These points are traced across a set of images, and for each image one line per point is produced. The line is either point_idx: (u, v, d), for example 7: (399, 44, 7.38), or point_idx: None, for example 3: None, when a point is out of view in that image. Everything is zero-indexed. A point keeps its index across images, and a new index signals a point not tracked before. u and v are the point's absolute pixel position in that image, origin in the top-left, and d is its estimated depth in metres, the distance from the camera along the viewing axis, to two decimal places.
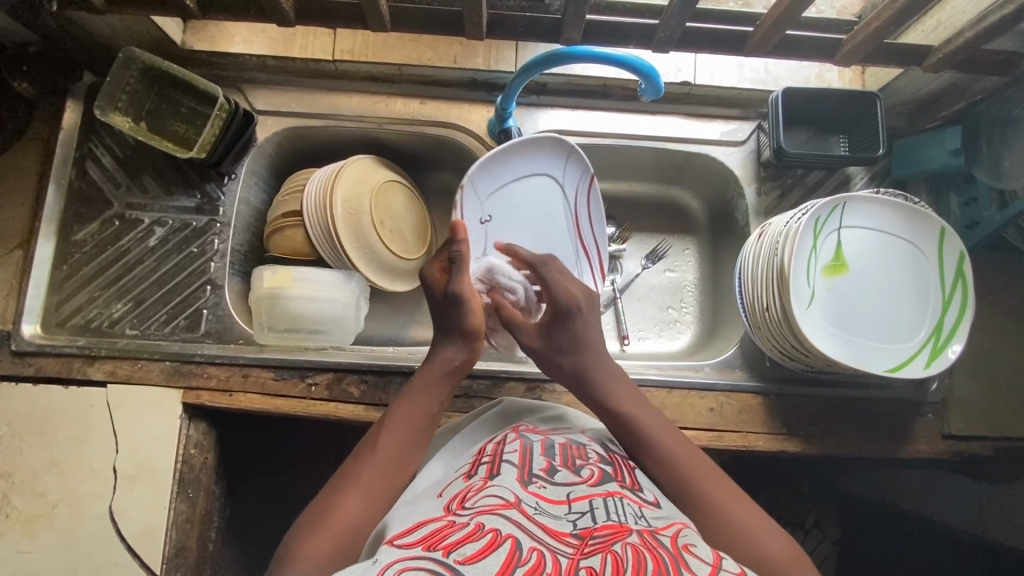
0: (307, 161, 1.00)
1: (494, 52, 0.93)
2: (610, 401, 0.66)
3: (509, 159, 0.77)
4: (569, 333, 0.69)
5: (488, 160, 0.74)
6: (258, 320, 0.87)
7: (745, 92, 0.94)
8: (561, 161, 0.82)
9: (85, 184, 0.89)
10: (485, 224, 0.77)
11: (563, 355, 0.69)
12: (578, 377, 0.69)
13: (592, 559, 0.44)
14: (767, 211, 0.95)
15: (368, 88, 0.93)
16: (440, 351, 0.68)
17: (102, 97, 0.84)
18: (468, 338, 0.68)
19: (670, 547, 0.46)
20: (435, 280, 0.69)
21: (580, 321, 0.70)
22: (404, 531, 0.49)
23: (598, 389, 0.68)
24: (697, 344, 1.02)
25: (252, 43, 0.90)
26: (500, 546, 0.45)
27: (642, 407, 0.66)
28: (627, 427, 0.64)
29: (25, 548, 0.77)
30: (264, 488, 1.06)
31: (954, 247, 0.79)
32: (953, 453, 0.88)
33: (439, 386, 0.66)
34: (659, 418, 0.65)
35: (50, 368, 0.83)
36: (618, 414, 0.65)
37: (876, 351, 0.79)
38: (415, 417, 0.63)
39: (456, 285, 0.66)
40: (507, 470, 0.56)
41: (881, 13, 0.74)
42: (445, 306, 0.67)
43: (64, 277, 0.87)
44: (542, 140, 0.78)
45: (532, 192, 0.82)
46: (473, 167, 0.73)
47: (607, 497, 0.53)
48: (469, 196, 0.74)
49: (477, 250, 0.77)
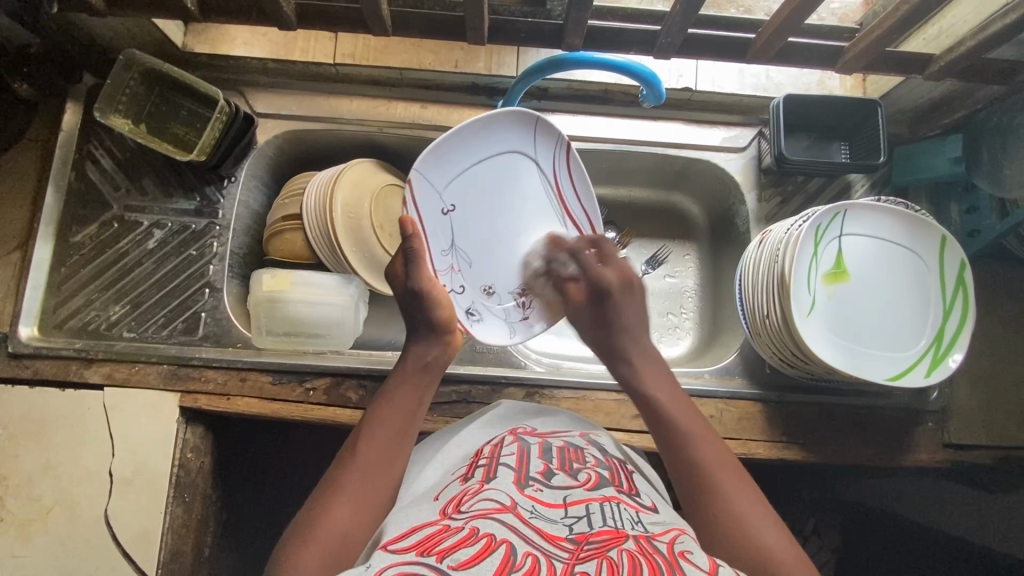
0: (307, 164, 1.00)
1: (495, 57, 0.93)
2: (633, 379, 0.69)
3: (464, 141, 0.75)
4: (602, 310, 0.72)
5: (437, 150, 0.73)
6: (257, 323, 0.87)
7: (746, 98, 0.94)
8: (531, 134, 0.80)
9: (84, 186, 0.89)
10: (450, 214, 0.76)
11: (595, 331, 0.73)
12: (609, 352, 0.72)
13: (587, 564, 0.44)
14: (767, 218, 0.94)
15: (369, 92, 0.93)
16: (410, 348, 0.68)
17: (103, 99, 0.84)
18: (435, 332, 0.69)
19: (667, 554, 0.46)
20: (396, 276, 0.70)
21: (614, 301, 0.71)
22: (398, 535, 0.49)
23: (626, 366, 0.70)
24: (696, 350, 1.01)
25: (253, 45, 0.91)
26: (495, 550, 0.44)
27: (670, 392, 0.66)
28: (655, 414, 0.65)
29: (20, 552, 0.77)
30: (261, 491, 1.06)
31: (954, 256, 0.80)
32: (953, 462, 0.88)
33: (415, 382, 0.66)
34: (684, 400, 0.66)
35: (47, 371, 0.82)
36: (648, 403, 0.66)
37: (877, 360, 0.79)
38: (398, 414, 0.63)
39: (415, 281, 0.67)
40: (504, 472, 0.56)
41: (883, 22, 0.73)
42: (408, 303, 0.69)
43: (63, 278, 0.87)
44: (499, 113, 0.76)
45: (504, 169, 0.80)
46: (423, 159, 0.72)
47: (604, 502, 0.53)
48: (423, 189, 0.73)
49: (443, 243, 0.76)
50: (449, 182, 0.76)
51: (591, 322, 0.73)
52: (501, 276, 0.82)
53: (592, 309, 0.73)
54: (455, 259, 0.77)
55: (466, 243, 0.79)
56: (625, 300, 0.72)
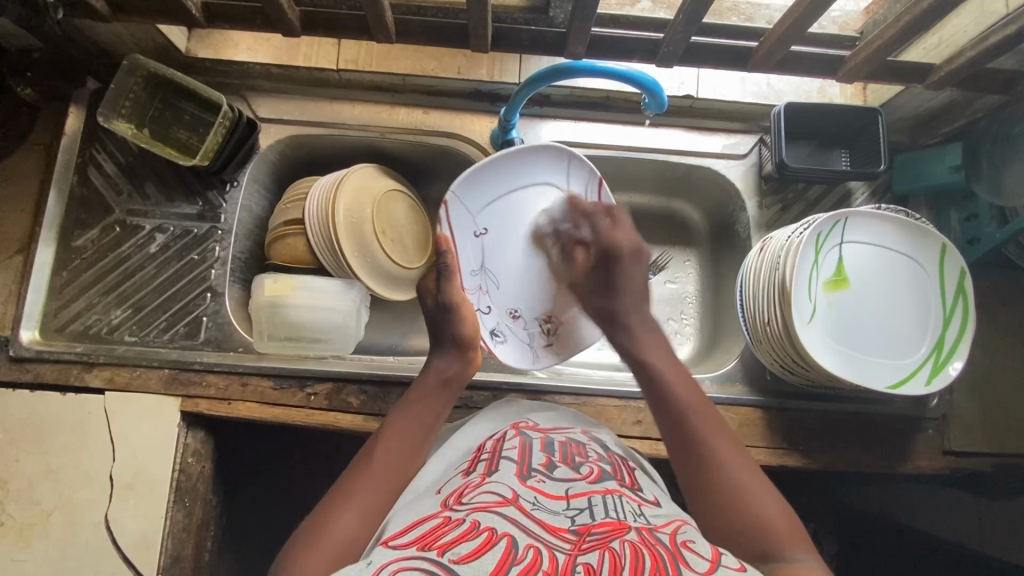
0: (309, 169, 1.00)
1: (498, 64, 0.93)
2: (635, 347, 0.70)
3: (501, 169, 0.82)
4: (608, 276, 0.75)
5: (471, 177, 0.81)
6: (258, 327, 0.87)
7: (747, 106, 0.95)
8: (565, 169, 0.84)
9: (86, 191, 0.89)
10: (481, 236, 0.84)
11: (599, 293, 0.75)
12: (610, 317, 0.74)
13: (589, 555, 0.44)
14: (767, 225, 0.95)
15: (371, 97, 0.93)
16: (431, 365, 0.69)
17: (106, 104, 0.84)
18: (460, 349, 0.70)
19: (668, 544, 0.46)
20: (428, 289, 0.73)
21: (624, 268, 0.74)
22: (400, 530, 0.49)
23: (625, 335, 0.72)
24: (697, 356, 1.01)
25: (256, 51, 0.91)
26: (496, 544, 0.44)
27: (667, 358, 0.69)
28: (651, 378, 0.67)
29: (19, 556, 0.77)
30: (260, 495, 1.05)
31: (954, 264, 0.80)
32: (953, 469, 0.88)
33: (435, 399, 0.66)
34: (680, 369, 0.68)
35: (47, 375, 0.82)
36: (643, 365, 0.68)
37: (878, 369, 0.79)
38: (413, 426, 0.63)
39: (445, 295, 0.71)
40: (505, 466, 0.56)
41: (884, 33, 0.74)
42: (436, 317, 0.72)
43: (64, 282, 0.87)
44: (535, 148, 0.82)
45: (541, 201, 0.85)
46: (457, 184, 0.80)
47: (607, 494, 0.53)
48: (457, 211, 0.81)
49: (473, 261, 0.84)
50: (482, 208, 0.83)
51: (593, 289, 0.76)
52: (526, 302, 0.88)
53: (598, 274, 0.76)
54: (483, 280, 0.85)
55: (495, 266, 0.86)
56: (633, 266, 0.75)
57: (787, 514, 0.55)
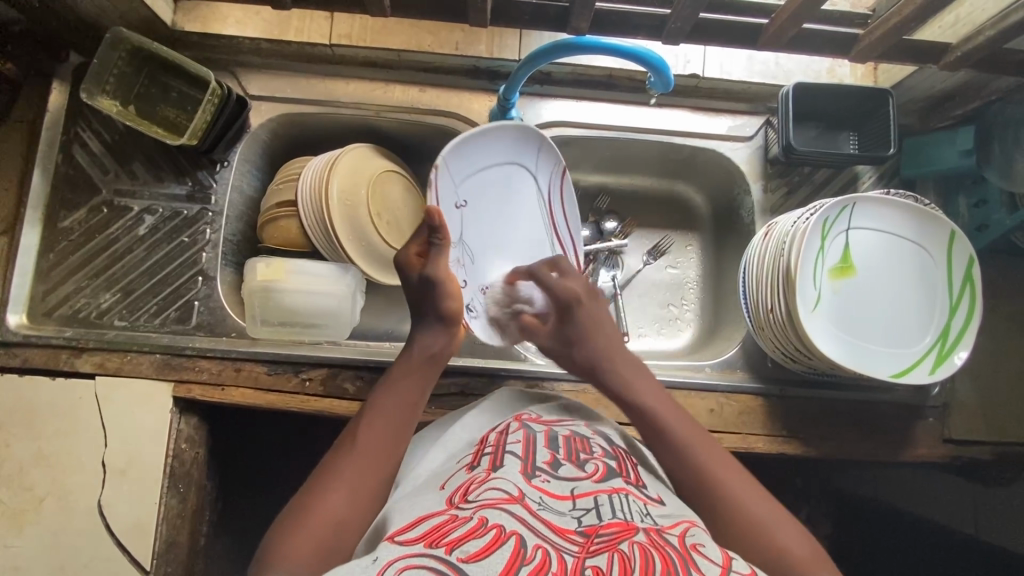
0: (302, 149, 0.97)
1: (497, 40, 0.89)
2: (621, 391, 0.65)
3: (471, 153, 0.76)
4: (573, 326, 0.68)
5: (460, 143, 0.74)
6: (251, 312, 0.84)
7: (755, 86, 0.92)
8: (533, 151, 0.82)
9: (72, 169, 0.86)
10: (461, 209, 0.77)
11: (573, 346, 0.68)
12: (590, 363, 0.67)
13: (598, 558, 0.43)
14: (772, 209, 0.93)
15: (366, 74, 0.90)
16: (418, 337, 0.67)
17: (90, 78, 0.81)
18: (447, 323, 0.67)
19: (679, 546, 0.45)
20: (411, 263, 0.69)
21: (584, 312, 0.69)
22: (404, 526, 0.48)
23: (609, 375, 0.66)
24: (697, 342, 1.00)
25: (246, 25, 0.87)
26: (505, 542, 0.43)
27: (657, 398, 0.64)
28: (649, 427, 0.62)
29: (12, 542, 0.76)
30: (254, 476, 1.05)
31: (964, 249, 0.78)
32: (953, 457, 0.87)
33: (420, 374, 0.64)
34: (673, 406, 0.63)
35: (37, 359, 0.81)
36: (637, 410, 0.63)
37: (881, 354, 0.78)
38: (399, 407, 0.61)
39: (431, 268, 0.67)
40: (511, 461, 0.55)
41: (901, 9, 0.71)
42: (422, 291, 0.67)
43: (51, 265, 0.85)
44: (514, 125, 0.78)
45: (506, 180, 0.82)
46: (449, 149, 0.72)
47: (613, 494, 0.52)
48: (444, 178, 0.73)
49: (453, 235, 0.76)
50: (463, 178, 0.76)
51: (563, 346, 0.69)
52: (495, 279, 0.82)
53: (563, 329, 0.69)
54: (461, 253, 0.77)
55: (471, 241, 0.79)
56: (593, 309, 0.69)
57: (802, 532, 0.54)
